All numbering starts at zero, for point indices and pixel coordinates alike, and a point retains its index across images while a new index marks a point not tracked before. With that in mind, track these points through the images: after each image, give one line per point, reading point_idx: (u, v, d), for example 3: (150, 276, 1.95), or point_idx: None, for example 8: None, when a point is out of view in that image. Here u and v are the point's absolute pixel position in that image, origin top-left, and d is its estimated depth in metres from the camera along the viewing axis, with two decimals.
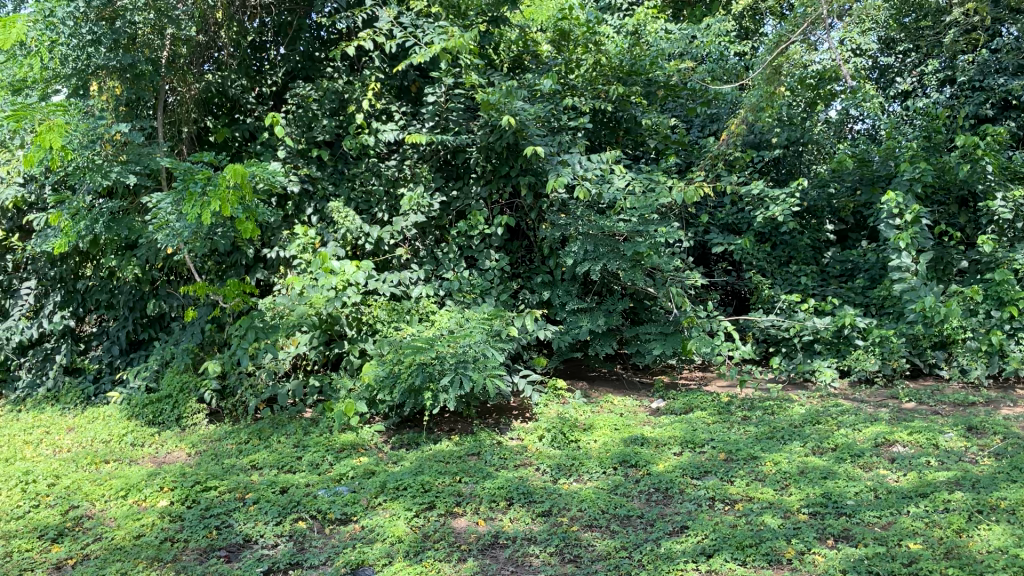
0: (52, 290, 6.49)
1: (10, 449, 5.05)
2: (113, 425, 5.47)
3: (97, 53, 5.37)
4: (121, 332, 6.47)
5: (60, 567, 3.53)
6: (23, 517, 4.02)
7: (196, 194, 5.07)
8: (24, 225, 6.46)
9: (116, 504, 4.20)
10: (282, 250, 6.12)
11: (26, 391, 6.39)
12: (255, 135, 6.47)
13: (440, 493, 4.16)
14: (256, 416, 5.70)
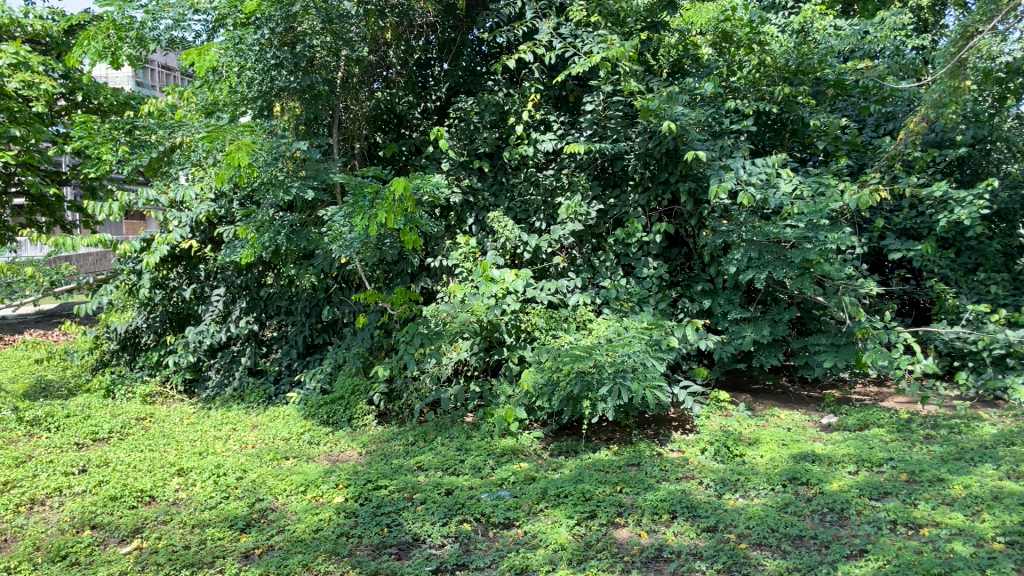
0: (238, 297, 6.99)
1: (203, 443, 5.49)
2: (292, 424, 5.84)
3: (281, 75, 5.74)
4: (299, 337, 6.88)
5: (248, 556, 3.79)
6: (215, 507, 4.35)
7: (365, 207, 5.31)
8: (216, 236, 7.03)
9: (296, 499, 4.47)
10: (444, 258, 6.32)
11: (215, 390, 6.87)
12: (420, 149, 6.74)
13: (601, 503, 4.15)
14: (421, 419, 5.91)
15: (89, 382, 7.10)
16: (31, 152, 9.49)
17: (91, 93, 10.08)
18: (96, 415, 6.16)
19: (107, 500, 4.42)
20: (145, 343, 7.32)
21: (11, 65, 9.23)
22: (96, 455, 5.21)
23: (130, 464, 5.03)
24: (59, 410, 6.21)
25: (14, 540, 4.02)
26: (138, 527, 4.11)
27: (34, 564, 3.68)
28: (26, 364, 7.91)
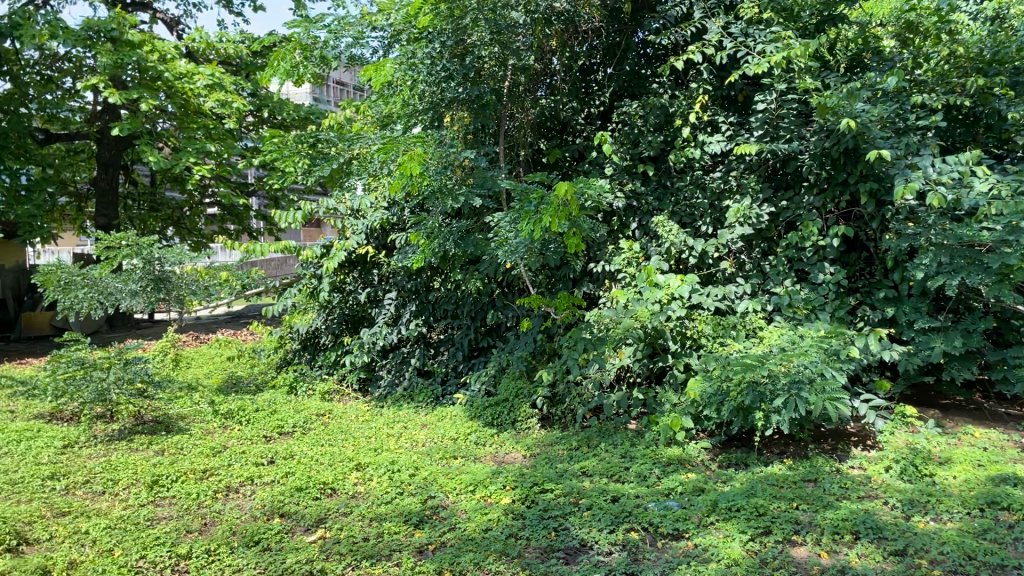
0: (409, 301, 7.22)
1: (377, 440, 5.74)
2: (459, 424, 6.00)
3: (452, 87, 5.92)
4: (465, 339, 7.01)
5: (422, 551, 3.93)
6: (390, 502, 4.53)
7: (530, 213, 5.31)
8: (388, 242, 7.31)
9: (466, 498, 4.58)
10: (607, 264, 6.23)
11: (387, 390, 7.13)
12: (584, 154, 6.72)
13: (776, 519, 3.98)
14: (584, 424, 5.91)
15: (274, 379, 7.63)
16: (224, 166, 10.33)
17: (275, 110, 10.88)
18: (281, 410, 6.60)
19: (294, 490, 4.72)
20: (323, 343, 7.80)
21: (208, 87, 10.10)
22: (282, 447, 5.58)
23: (312, 457, 5.34)
24: (248, 405, 6.70)
25: (214, 523, 4.36)
26: (321, 518, 4.36)
27: (231, 547, 3.98)
28: (220, 361, 8.62)
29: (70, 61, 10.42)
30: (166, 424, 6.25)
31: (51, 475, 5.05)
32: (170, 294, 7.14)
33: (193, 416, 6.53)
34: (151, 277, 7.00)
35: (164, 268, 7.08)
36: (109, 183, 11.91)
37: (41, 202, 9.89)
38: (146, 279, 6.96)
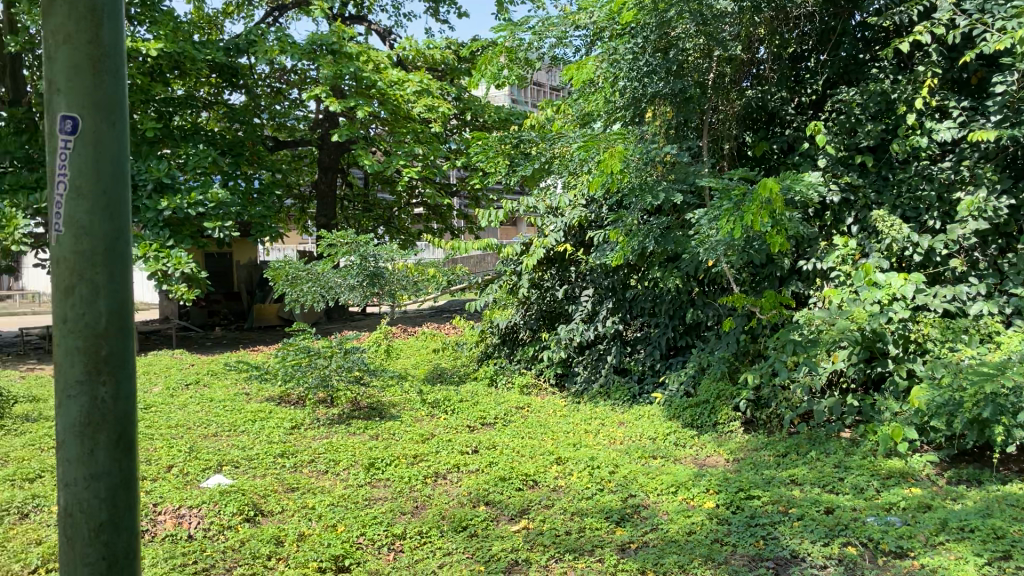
0: (605, 298, 7.19)
1: (576, 435, 5.78)
2: (658, 424, 5.93)
3: (654, 82, 5.83)
4: (662, 338, 6.84)
5: (624, 548, 3.90)
6: (591, 497, 4.55)
7: (731, 210, 5.13)
8: (585, 240, 7.32)
9: (668, 499, 4.50)
10: (818, 262, 5.88)
11: (583, 386, 7.17)
12: (793, 146, 6.41)
13: (1019, 543, 3.59)
14: (791, 429, 5.64)
15: (476, 372, 7.91)
16: (430, 168, 10.83)
17: (478, 111, 11.30)
18: (482, 401, 6.83)
19: (498, 480, 4.85)
20: (521, 338, 7.95)
21: (417, 92, 10.65)
22: (486, 438, 5.76)
23: (514, 449, 5.48)
24: (453, 395, 6.99)
25: (424, 507, 4.58)
26: (525, 508, 4.45)
27: (441, 531, 4.16)
28: (425, 353, 9.06)
29: (295, 74, 11.35)
30: (379, 411, 6.66)
31: (282, 453, 5.53)
32: (383, 289, 7.61)
33: (404, 404, 6.91)
34: (366, 273, 7.49)
35: (377, 264, 7.53)
36: (328, 186, 12.86)
37: (271, 204, 10.86)
38: (361, 275, 7.46)
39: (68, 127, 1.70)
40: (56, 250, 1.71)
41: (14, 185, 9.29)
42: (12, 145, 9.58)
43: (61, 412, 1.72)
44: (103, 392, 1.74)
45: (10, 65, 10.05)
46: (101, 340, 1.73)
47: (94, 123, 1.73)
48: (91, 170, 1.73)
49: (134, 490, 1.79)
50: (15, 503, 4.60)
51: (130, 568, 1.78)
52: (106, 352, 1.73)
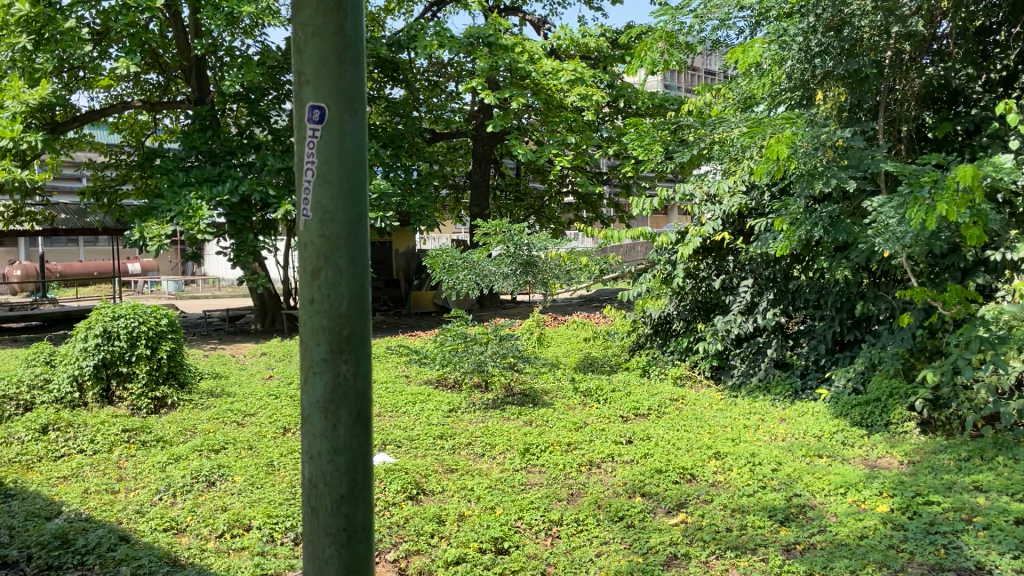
0: (766, 289, 6.93)
1: (735, 430, 5.63)
2: (823, 422, 5.67)
3: (826, 62, 5.54)
4: (828, 332, 6.53)
5: (789, 549, 3.77)
6: (753, 495, 4.40)
7: (921, 198, 4.67)
8: (745, 228, 7.10)
9: (837, 500, 4.30)
10: (1010, 252, 5.38)
11: (741, 380, 6.95)
12: (980, 127, 5.91)
13: None
14: (974, 433, 5.24)
15: (628, 362, 7.86)
16: (583, 156, 10.81)
17: (631, 99, 11.18)
18: (636, 392, 6.77)
19: (654, 471, 4.80)
20: (675, 329, 7.81)
21: (571, 81, 10.63)
22: (640, 429, 5.70)
23: (670, 441, 5.40)
24: (606, 385, 6.97)
25: (579, 494, 4.59)
26: (682, 502, 4.37)
27: (598, 520, 4.16)
28: (577, 342, 9.09)
29: (452, 66, 11.62)
30: (533, 397, 6.74)
31: (441, 435, 5.71)
32: (537, 277, 7.64)
33: (557, 392, 6.96)
34: (519, 262, 7.57)
35: (532, 253, 7.59)
36: (482, 176, 13.13)
37: (428, 194, 11.21)
38: (515, 263, 7.56)
39: (316, 113, 1.67)
40: (305, 233, 1.68)
41: (199, 178, 10.11)
42: (197, 142, 10.38)
43: (308, 392, 1.71)
44: (343, 371, 1.70)
45: (196, 67, 10.88)
46: (343, 321, 1.69)
47: (340, 110, 1.68)
48: (337, 155, 1.68)
49: (371, 467, 1.76)
50: (203, 472, 4.99)
51: (366, 543, 1.76)
52: (348, 332, 1.70)
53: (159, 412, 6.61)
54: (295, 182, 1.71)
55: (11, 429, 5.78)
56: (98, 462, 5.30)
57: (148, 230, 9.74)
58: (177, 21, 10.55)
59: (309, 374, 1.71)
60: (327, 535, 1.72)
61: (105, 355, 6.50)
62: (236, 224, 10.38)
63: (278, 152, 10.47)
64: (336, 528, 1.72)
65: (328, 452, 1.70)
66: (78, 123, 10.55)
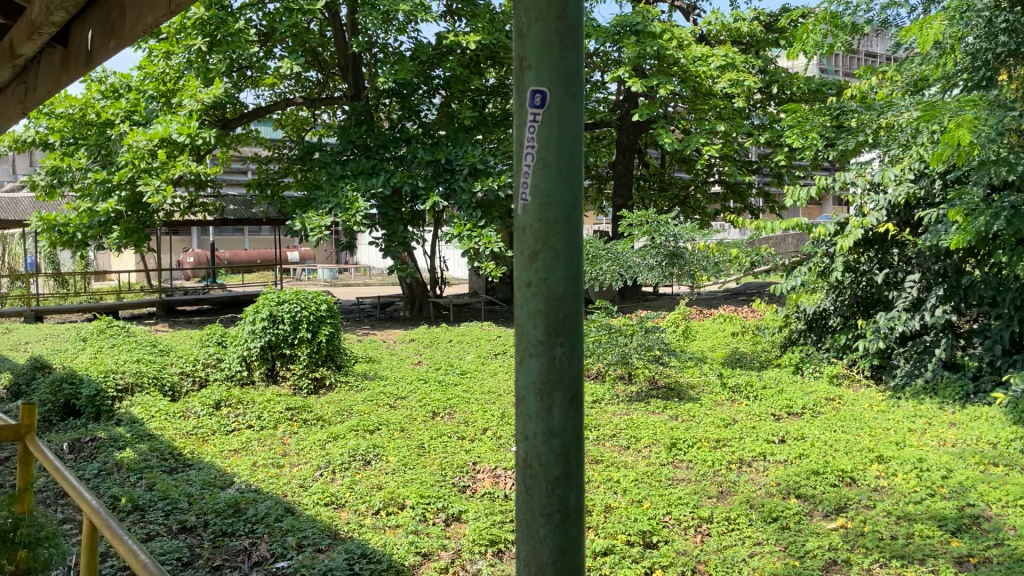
0: (935, 285, 6.48)
1: (898, 433, 5.31)
2: (999, 428, 5.26)
3: (1013, 40, 5.15)
4: (1005, 332, 6.11)
5: (962, 562, 3.52)
6: (919, 503, 4.14)
7: None
8: (913, 219, 6.68)
9: (1016, 512, 3.98)
10: None
11: (903, 381, 6.55)
12: None
13: None
14: None
15: (779, 359, 7.58)
16: (732, 145, 10.51)
17: (785, 84, 10.79)
18: (788, 390, 6.52)
19: (811, 473, 4.60)
20: (832, 325, 7.44)
21: (722, 67, 10.39)
22: (794, 428, 5.49)
23: (827, 442, 5.16)
24: (756, 381, 6.75)
25: (729, 493, 4.47)
26: (842, 506, 4.17)
27: (751, 520, 4.03)
28: (723, 336, 8.87)
29: (598, 56, 11.58)
30: (678, 392, 6.62)
31: (585, 426, 5.72)
32: (684, 269, 7.44)
33: (703, 387, 6.81)
34: (665, 254, 7.39)
35: (679, 244, 7.43)
36: (625, 166, 13.00)
37: None
38: (662, 254, 7.39)
39: (537, 100, 1.35)
40: (521, 220, 1.37)
41: (355, 171, 10.60)
42: (353, 136, 10.86)
43: (522, 374, 1.40)
44: (558, 355, 1.37)
45: (352, 64, 11.35)
46: (561, 307, 1.36)
47: (563, 95, 1.35)
48: (559, 135, 1.35)
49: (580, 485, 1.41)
50: (360, 451, 5.24)
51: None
52: (567, 318, 1.37)
53: (318, 392, 6.95)
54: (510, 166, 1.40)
55: (189, 403, 6.26)
56: (264, 437, 5.65)
57: (309, 221, 10.23)
58: (336, 20, 11.05)
59: (523, 357, 1.40)
60: (539, 531, 1.40)
61: (271, 337, 6.98)
62: (388, 215, 10.80)
63: (427, 145, 10.80)
64: (549, 513, 1.39)
65: (541, 433, 1.38)
66: (245, 119, 11.25)
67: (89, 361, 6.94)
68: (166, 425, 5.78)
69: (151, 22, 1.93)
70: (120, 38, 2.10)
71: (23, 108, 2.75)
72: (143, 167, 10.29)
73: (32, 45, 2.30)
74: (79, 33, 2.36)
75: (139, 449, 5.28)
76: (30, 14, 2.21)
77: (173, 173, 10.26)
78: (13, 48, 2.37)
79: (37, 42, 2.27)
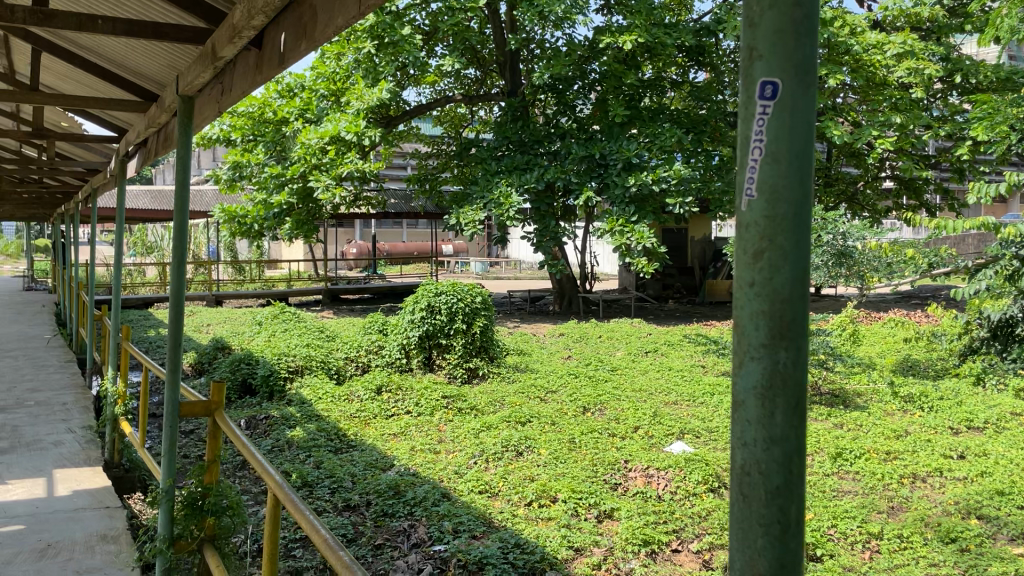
0: None
1: None
2: None
3: None
4: None
5: None
6: None
7: None
8: None
9: None
10: None
11: None
12: None
13: None
14: None
15: (957, 368, 7.07)
16: (908, 138, 9.86)
17: (971, 72, 9.99)
18: (968, 402, 6.06)
19: (995, 493, 4.24)
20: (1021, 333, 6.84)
21: (898, 55, 9.82)
22: (974, 443, 5.08)
23: (1014, 460, 4.74)
24: (932, 391, 6.30)
25: (902, 509, 4.20)
26: None
27: (926, 539, 3.78)
28: (894, 342, 8.37)
29: None
30: (843, 398, 6.30)
31: None
32: (851, 270, 7.04)
33: (871, 395, 6.43)
34: (832, 253, 7.04)
35: (847, 243, 7.07)
36: None
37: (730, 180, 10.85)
38: (828, 253, 7.04)
39: (766, 94, 0.88)
40: (741, 214, 0.90)
41: (509, 167, 10.76)
42: (509, 131, 11.02)
43: (734, 382, 0.92)
44: (784, 361, 0.88)
45: (510, 60, 11.53)
46: (785, 312, 0.87)
47: (802, 78, 0.87)
48: (790, 114, 0.88)
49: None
50: (512, 442, 5.31)
51: None
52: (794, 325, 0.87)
53: (472, 381, 7.12)
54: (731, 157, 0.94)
55: (353, 387, 6.59)
56: (421, 423, 5.85)
57: (465, 216, 10.54)
58: (496, 18, 11.25)
59: (736, 358, 0.92)
60: (751, 553, 0.90)
61: (428, 327, 7.24)
62: (541, 211, 10.89)
63: (582, 140, 10.78)
64: (764, 528, 0.89)
65: (758, 441, 0.89)
66: (407, 116, 11.66)
67: (265, 343, 7.44)
68: (332, 407, 6.10)
69: (342, 24, 2.00)
70: (312, 40, 2.19)
71: (219, 108, 2.94)
72: (314, 162, 10.95)
73: (232, 49, 2.43)
74: (272, 36, 2.48)
75: (307, 428, 5.60)
76: (232, 19, 2.35)
77: (341, 170, 10.84)
78: (216, 51, 2.50)
79: (238, 46, 2.40)
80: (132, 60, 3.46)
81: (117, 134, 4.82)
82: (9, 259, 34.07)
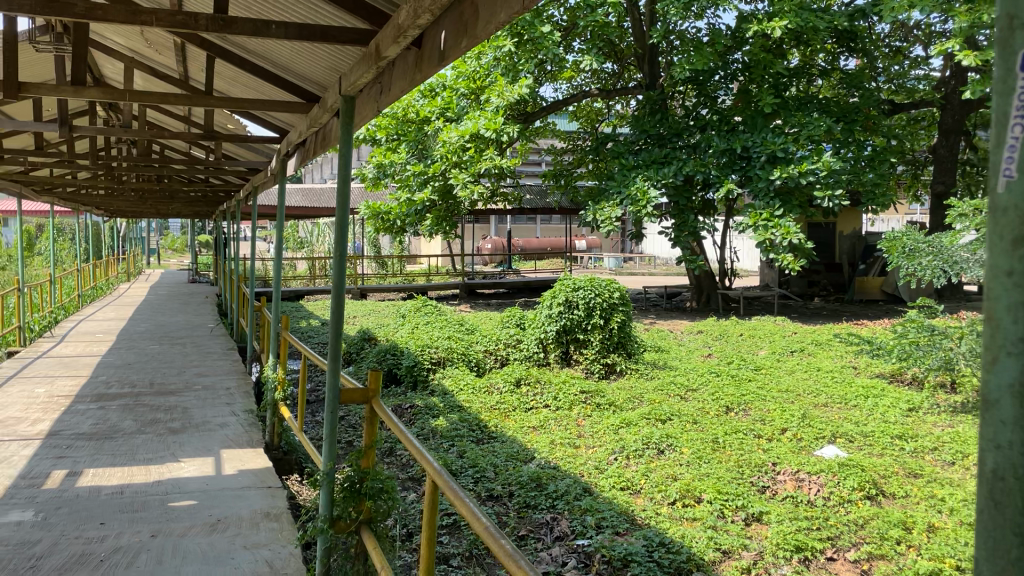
0: None
1: None
2: None
3: None
4: None
5: None
6: None
7: None
8: None
9: None
10: None
11: None
12: None
13: None
14: None
15: None
16: None
17: None
18: None
19: None
20: None
21: None
22: None
23: None
24: None
25: None
26: None
27: None
28: None
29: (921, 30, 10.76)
30: None
31: (901, 435, 5.31)
32: None
33: None
34: None
35: None
36: (948, 149, 12.02)
37: (882, 171, 10.29)
38: None
39: None
40: (997, 198, 0.83)
41: (647, 160, 10.62)
42: (647, 125, 10.91)
43: (985, 377, 0.85)
44: None
45: (649, 52, 11.40)
46: None
47: None
48: None
49: None
50: (653, 440, 5.24)
51: None
52: None
53: (610, 377, 7.09)
54: (982, 132, 0.86)
55: (494, 380, 6.70)
56: (561, 417, 5.87)
57: (602, 211, 10.51)
58: (635, 10, 11.12)
59: (987, 354, 0.85)
60: (1002, 564, 0.83)
61: (566, 322, 7.26)
62: (679, 205, 10.67)
63: (723, 131, 10.48)
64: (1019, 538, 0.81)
65: (1014, 444, 0.82)
66: (544, 112, 11.75)
67: (409, 334, 7.68)
68: (474, 398, 6.23)
69: (504, 19, 2.01)
70: (473, 37, 2.22)
71: (378, 108, 3.03)
72: (456, 160, 11.24)
73: (397, 49, 2.50)
74: (434, 35, 2.54)
75: (450, 418, 5.73)
76: (396, 19, 2.41)
77: (480, 166, 11.04)
78: (380, 50, 2.58)
79: (401, 45, 2.46)
80: (297, 64, 3.63)
81: (278, 134, 5.08)
82: (176, 253, 36.82)
